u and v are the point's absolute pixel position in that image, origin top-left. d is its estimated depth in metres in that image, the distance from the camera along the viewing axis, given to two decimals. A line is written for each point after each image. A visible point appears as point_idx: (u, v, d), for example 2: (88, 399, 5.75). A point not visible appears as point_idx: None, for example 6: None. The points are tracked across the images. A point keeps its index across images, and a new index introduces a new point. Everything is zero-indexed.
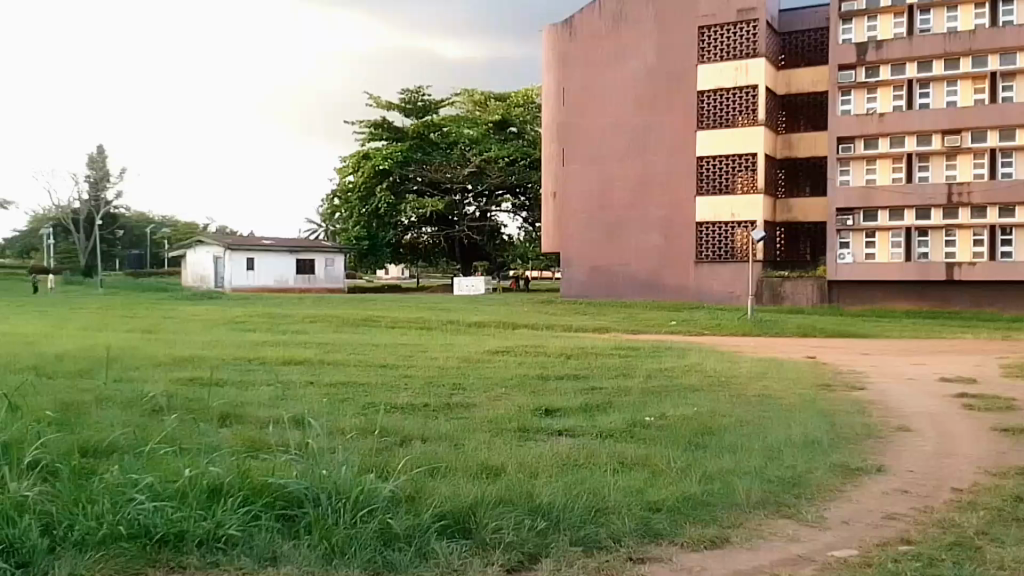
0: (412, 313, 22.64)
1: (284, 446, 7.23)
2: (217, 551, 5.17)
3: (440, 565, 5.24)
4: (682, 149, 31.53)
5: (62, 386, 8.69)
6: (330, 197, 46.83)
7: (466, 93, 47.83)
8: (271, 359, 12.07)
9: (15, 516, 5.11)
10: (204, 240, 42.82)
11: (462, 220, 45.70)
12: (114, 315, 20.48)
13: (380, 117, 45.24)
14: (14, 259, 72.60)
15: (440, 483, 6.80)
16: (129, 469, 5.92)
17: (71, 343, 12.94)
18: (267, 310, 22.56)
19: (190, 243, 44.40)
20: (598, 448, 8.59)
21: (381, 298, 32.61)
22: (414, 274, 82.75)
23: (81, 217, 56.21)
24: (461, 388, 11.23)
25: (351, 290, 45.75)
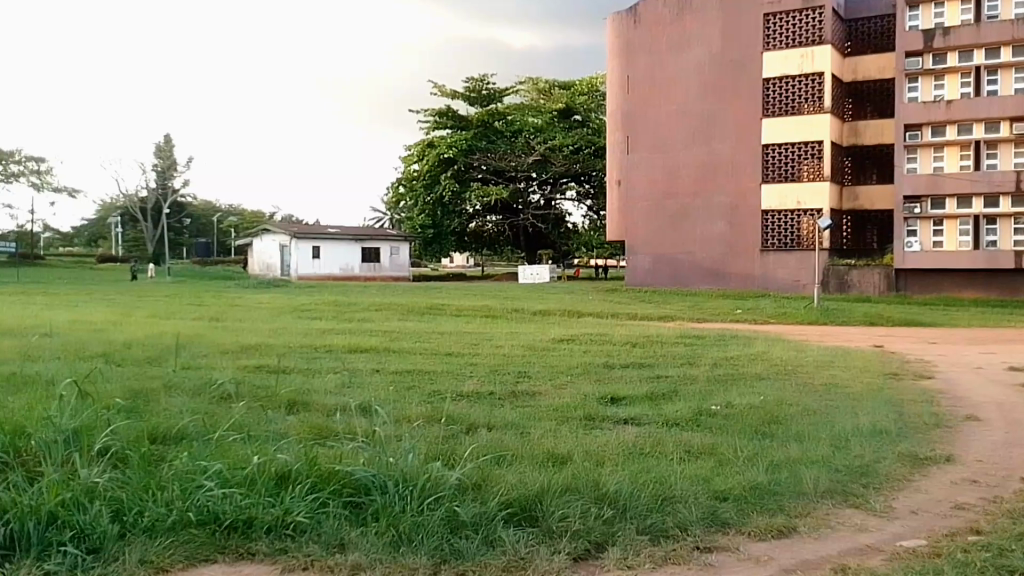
0: (477, 301, 22.64)
1: (351, 433, 7.18)
2: (285, 537, 5.16)
3: (506, 553, 5.09)
4: (749, 135, 30.65)
5: (134, 373, 8.89)
6: (395, 186, 47.12)
7: (531, 82, 47.75)
8: (337, 347, 12.15)
9: (86, 502, 5.14)
10: (271, 229, 43.60)
11: (528, 208, 45.63)
12: (186, 302, 20.95)
13: (444, 106, 45.31)
14: (85, 248, 75.27)
15: (506, 471, 6.64)
16: (199, 456, 5.95)
17: (143, 330, 13.21)
18: (333, 299, 22.75)
19: (257, 232, 45.33)
20: (665, 437, 8.33)
21: (444, 286, 32.73)
22: (480, 263, 83.19)
23: (149, 205, 57.87)
24: (527, 376, 11.10)
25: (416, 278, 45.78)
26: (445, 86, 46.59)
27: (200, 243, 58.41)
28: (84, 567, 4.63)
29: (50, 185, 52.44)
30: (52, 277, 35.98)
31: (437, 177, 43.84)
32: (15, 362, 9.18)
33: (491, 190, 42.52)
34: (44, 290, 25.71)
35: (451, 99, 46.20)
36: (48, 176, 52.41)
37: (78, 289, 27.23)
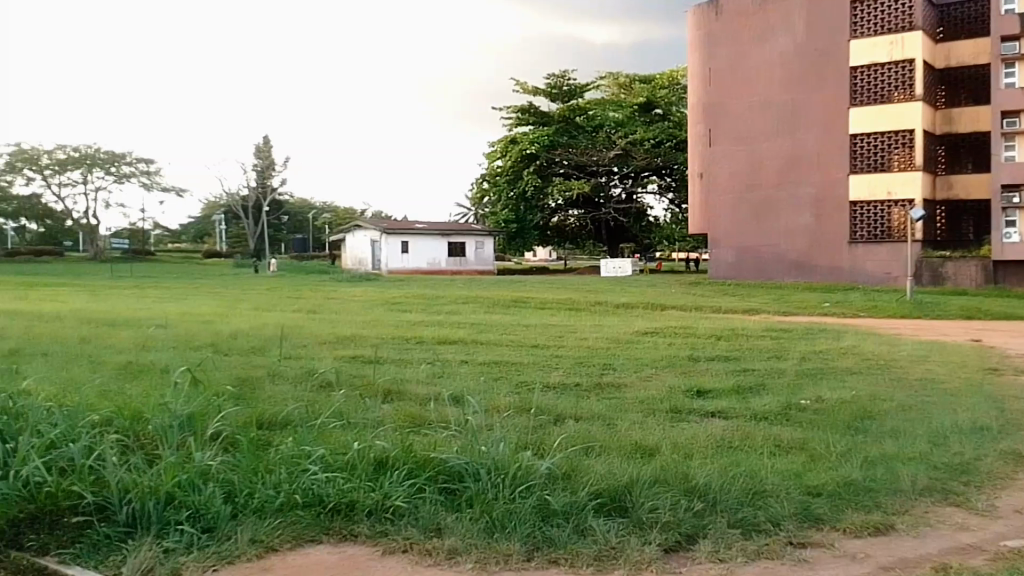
0: (561, 294, 22.67)
1: (444, 422, 7.35)
2: (386, 521, 5.33)
3: (598, 542, 5.13)
4: (835, 124, 29.69)
5: (240, 362, 9.29)
6: (480, 181, 47.75)
7: (611, 77, 47.57)
8: (427, 339, 12.41)
9: (201, 482, 5.34)
10: (363, 225, 44.62)
11: (609, 202, 45.58)
12: (284, 296, 21.70)
13: (527, 102, 45.52)
14: (188, 244, 78.90)
15: (596, 462, 6.69)
16: (302, 441, 6.20)
17: (245, 322, 13.80)
18: (422, 292, 23.26)
19: (349, 227, 46.42)
20: (754, 430, 8.20)
21: (527, 279, 32.89)
22: (561, 257, 83.26)
23: (250, 203, 60.01)
24: (612, 368, 11.11)
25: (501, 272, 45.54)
26: (527, 83, 46.71)
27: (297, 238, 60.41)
28: (200, 545, 4.82)
29: (159, 185, 55.12)
30: (156, 272, 37.84)
31: (520, 173, 44.13)
32: (132, 351, 9.73)
33: (573, 184, 42.71)
34: (154, 285, 27.06)
35: (533, 95, 46.34)
36: (157, 176, 55.00)
37: (182, 284, 28.53)
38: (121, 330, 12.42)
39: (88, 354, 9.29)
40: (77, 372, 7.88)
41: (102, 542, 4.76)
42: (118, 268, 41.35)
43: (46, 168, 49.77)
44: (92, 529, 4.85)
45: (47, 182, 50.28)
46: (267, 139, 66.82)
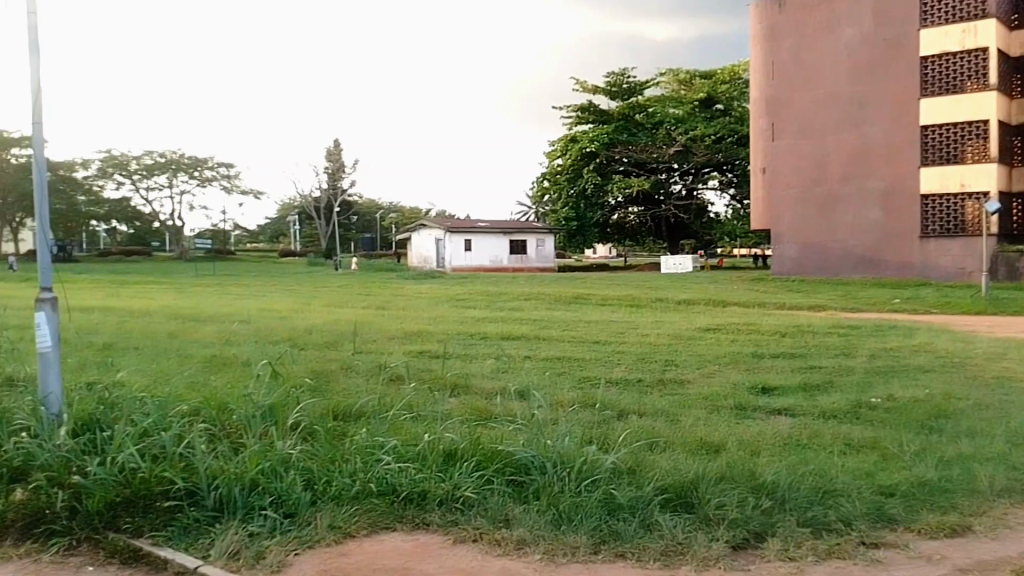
0: (623, 290, 22.67)
1: (511, 415, 7.49)
2: (457, 511, 5.49)
3: (665, 537, 5.17)
4: (904, 116, 28.87)
5: (315, 356, 9.62)
6: (540, 180, 47.86)
7: (671, 73, 47.17)
8: (491, 334, 12.60)
9: (282, 470, 5.58)
10: (427, 224, 45.42)
11: (669, 198, 45.20)
12: (353, 293, 22.24)
13: (586, 101, 45.48)
14: (265, 245, 81.47)
15: (661, 457, 6.74)
16: (375, 432, 6.41)
17: (318, 318, 14.25)
18: (486, 288, 23.52)
19: (414, 226, 47.21)
20: (823, 428, 8.13)
21: (588, 276, 32.90)
22: (620, 254, 82.76)
23: (321, 205, 61.35)
24: (675, 364, 11.09)
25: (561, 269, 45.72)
26: (586, 81, 46.63)
27: (364, 237, 61.46)
28: (282, 529, 5.05)
29: (240, 189, 56.76)
30: (229, 270, 39.11)
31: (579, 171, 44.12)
32: (215, 345, 10.16)
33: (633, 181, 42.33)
34: (232, 283, 28.04)
35: (592, 94, 46.25)
36: (237, 180, 56.59)
37: (256, 281, 29.48)
38: (204, 325, 12.96)
39: (175, 348, 9.73)
40: (166, 365, 8.30)
41: (192, 525, 5.02)
42: (200, 267, 42.91)
43: (135, 173, 51.76)
44: (183, 513, 5.11)
45: (136, 187, 52.25)
46: (335, 140, 68.01)
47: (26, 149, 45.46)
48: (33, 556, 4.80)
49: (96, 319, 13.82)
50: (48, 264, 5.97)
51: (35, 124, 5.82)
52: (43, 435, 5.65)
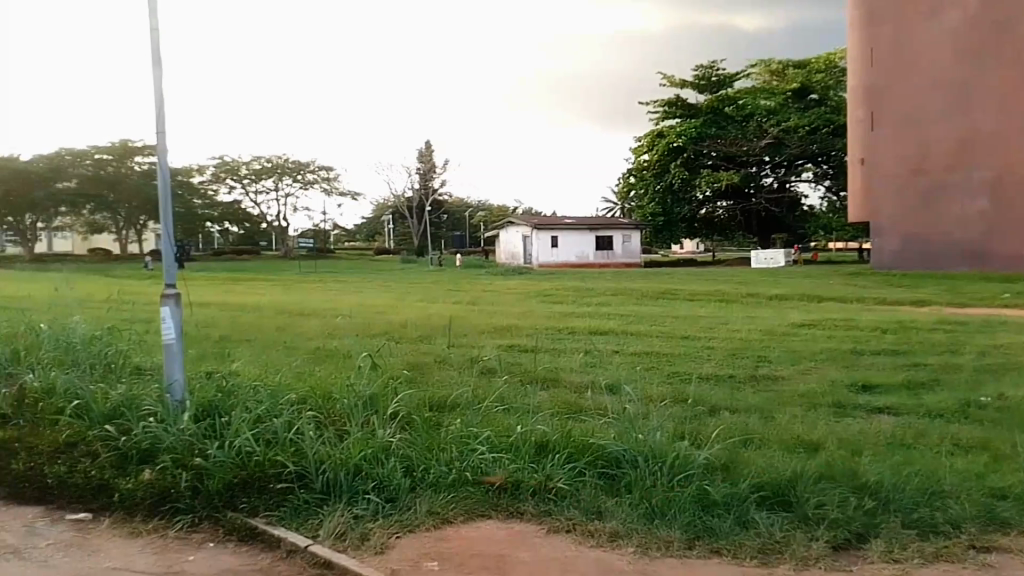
0: (714, 286, 22.24)
1: (601, 409, 7.54)
2: (550, 501, 5.57)
3: (762, 535, 5.14)
4: (1013, 103, 27.29)
5: (410, 349, 9.88)
6: (625, 176, 47.42)
7: (762, 64, 45.98)
8: (580, 329, 12.65)
9: (383, 457, 5.81)
10: (514, 221, 45.73)
11: (760, 191, 44.26)
12: (444, 289, 22.59)
13: (674, 95, 44.94)
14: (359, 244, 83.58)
15: (756, 454, 6.68)
16: (471, 423, 6.60)
17: (413, 313, 14.61)
18: (574, 284, 23.53)
19: (501, 223, 47.64)
20: (927, 428, 7.86)
21: (676, 272, 32.40)
22: (709, 249, 81.17)
23: (413, 205, 62.47)
24: (768, 360, 10.89)
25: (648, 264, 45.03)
26: (674, 76, 46.04)
27: (455, 234, 62.40)
28: (384, 513, 5.27)
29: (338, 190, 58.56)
30: (325, 268, 40.43)
31: (667, 166, 43.63)
32: (319, 338, 10.60)
33: (721, 175, 41.28)
34: (330, 280, 28.97)
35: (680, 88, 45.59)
36: (336, 182, 58.24)
37: (352, 278, 30.39)
38: (308, 320, 13.48)
39: (282, 341, 10.20)
40: (276, 356, 8.73)
41: (303, 506, 5.31)
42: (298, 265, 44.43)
43: (245, 178, 54.36)
44: (294, 494, 5.41)
45: (245, 190, 54.91)
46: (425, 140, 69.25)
47: (149, 158, 48.61)
48: (161, 532, 5.17)
49: (210, 314, 14.58)
50: (171, 262, 6.39)
51: (160, 134, 6.23)
52: (168, 419, 6.09)
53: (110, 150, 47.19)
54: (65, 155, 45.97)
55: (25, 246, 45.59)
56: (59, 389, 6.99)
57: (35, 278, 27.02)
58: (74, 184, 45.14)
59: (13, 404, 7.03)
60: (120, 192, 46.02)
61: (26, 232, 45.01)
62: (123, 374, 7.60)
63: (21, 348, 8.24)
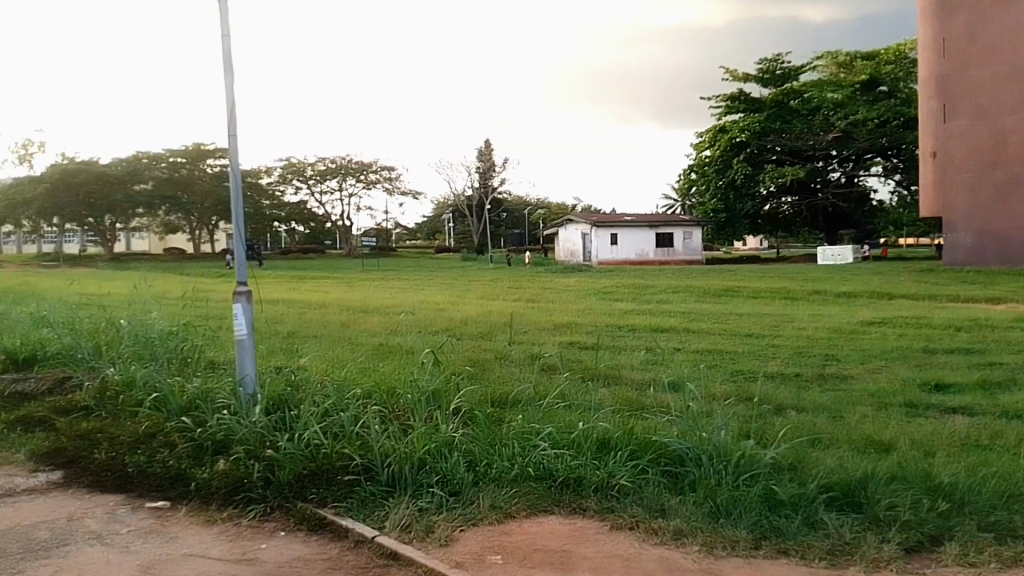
0: (779, 283, 21.81)
1: (664, 406, 7.49)
2: (613, 497, 5.56)
3: (830, 536, 5.04)
4: None
5: (471, 346, 9.96)
6: (686, 172, 46.84)
7: (829, 56, 44.85)
8: (640, 326, 12.57)
9: (447, 451, 5.90)
10: (573, 219, 45.66)
11: (827, 186, 43.00)
12: (505, 287, 22.64)
13: (736, 90, 44.24)
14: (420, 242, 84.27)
15: (824, 454, 6.55)
16: (533, 419, 6.62)
17: (473, 310, 14.72)
18: (634, 281, 23.36)
19: (560, 221, 47.62)
20: (1006, 429, 7.58)
21: (741, 270, 31.32)
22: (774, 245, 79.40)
23: (473, 203, 62.69)
24: (836, 359, 10.64)
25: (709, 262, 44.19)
26: (736, 70, 45.24)
27: (515, 232, 62.53)
28: (448, 507, 5.34)
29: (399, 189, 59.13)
30: (388, 266, 41.04)
31: (729, 162, 42.95)
32: (383, 335, 10.79)
33: (786, 170, 40.69)
34: (394, 279, 29.33)
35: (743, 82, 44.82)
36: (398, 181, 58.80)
37: (415, 276, 30.71)
38: (372, 316, 13.72)
39: (347, 337, 10.42)
40: (341, 352, 8.93)
41: (369, 498, 5.43)
42: (361, 262, 45.11)
43: (310, 179, 55.49)
44: (361, 486, 5.54)
45: (311, 190, 56.15)
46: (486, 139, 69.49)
47: (220, 160, 50.33)
48: (236, 520, 5.36)
49: (279, 311, 14.95)
50: (244, 260, 6.57)
51: (231, 137, 6.43)
52: (240, 412, 6.30)
53: (183, 153, 48.92)
54: (141, 158, 47.54)
55: (104, 245, 47.32)
56: (138, 381, 7.30)
57: (115, 276, 28.06)
58: (150, 186, 46.76)
59: (96, 396, 7.37)
60: (193, 193, 48.04)
61: (106, 232, 47.63)
62: (198, 368, 7.88)
63: (103, 342, 8.60)
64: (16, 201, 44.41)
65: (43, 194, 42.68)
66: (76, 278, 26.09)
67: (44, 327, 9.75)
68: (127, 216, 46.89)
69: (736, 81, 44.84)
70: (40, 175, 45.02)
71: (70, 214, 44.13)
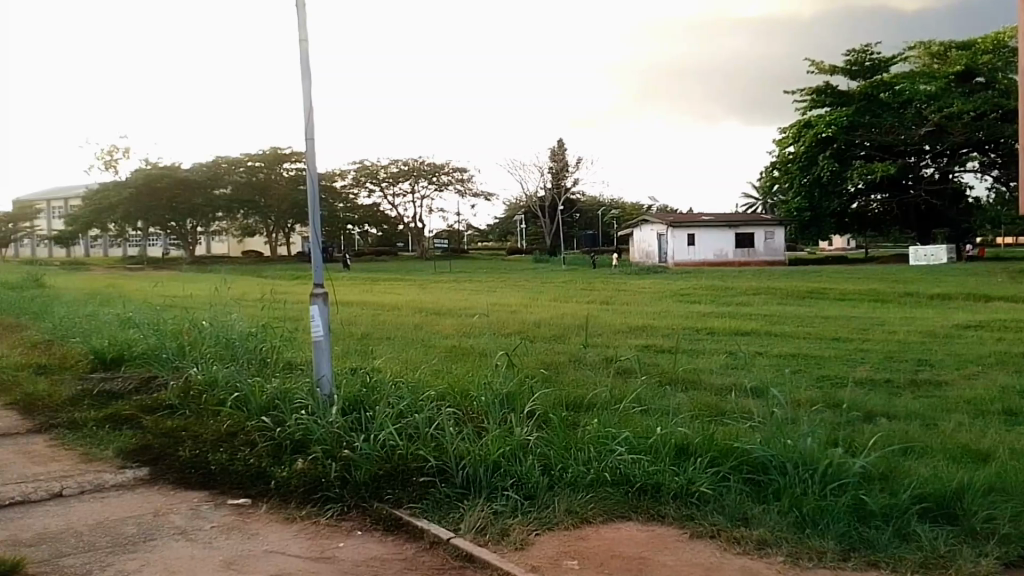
0: (866, 284, 21.04)
1: (745, 412, 7.24)
2: (692, 505, 5.37)
3: (923, 549, 4.74)
4: None
5: (545, 348, 9.88)
6: (767, 171, 45.70)
7: (922, 47, 43.18)
8: (719, 330, 12.26)
9: (521, 454, 5.82)
10: (650, 220, 45.13)
11: (919, 183, 41.41)
12: (577, 288, 22.50)
13: (822, 83, 42.85)
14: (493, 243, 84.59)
15: (917, 463, 6.19)
16: (608, 423, 6.48)
17: (548, 312, 14.68)
18: (711, 282, 22.84)
19: (637, 222, 47.19)
20: None
21: (824, 270, 30.58)
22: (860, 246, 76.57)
23: (546, 204, 62.56)
24: (928, 364, 10.12)
25: (794, 262, 43.13)
26: (823, 62, 43.85)
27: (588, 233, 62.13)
28: (523, 510, 5.26)
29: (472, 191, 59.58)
30: (460, 267, 41.36)
31: (814, 158, 41.57)
32: (456, 337, 10.80)
33: (876, 166, 38.94)
34: (467, 279, 29.52)
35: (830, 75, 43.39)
36: (471, 183, 59.25)
37: (487, 278, 30.87)
38: (445, 318, 13.79)
39: (420, 339, 10.47)
40: (414, 354, 8.96)
41: (444, 500, 5.41)
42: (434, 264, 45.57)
43: (384, 181, 56.45)
44: (436, 488, 5.52)
45: (385, 193, 57.13)
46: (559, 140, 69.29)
47: (296, 163, 51.17)
48: (314, 519, 5.40)
49: (356, 312, 15.21)
50: (321, 263, 6.63)
51: (308, 140, 6.51)
52: (319, 412, 6.39)
53: (261, 158, 50.02)
54: (221, 163, 49.21)
55: (187, 248, 49.22)
56: (220, 381, 7.50)
57: (198, 277, 29.08)
58: (229, 191, 48.27)
59: (180, 395, 7.59)
60: (270, 197, 49.34)
61: (188, 236, 49.72)
62: (276, 369, 8.04)
63: (185, 343, 8.86)
64: (104, 206, 47.06)
65: (127, 198, 45.38)
66: (162, 280, 27.18)
67: (131, 328, 10.14)
68: (208, 220, 48.71)
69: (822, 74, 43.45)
70: (124, 182, 48.00)
71: (154, 218, 46.42)
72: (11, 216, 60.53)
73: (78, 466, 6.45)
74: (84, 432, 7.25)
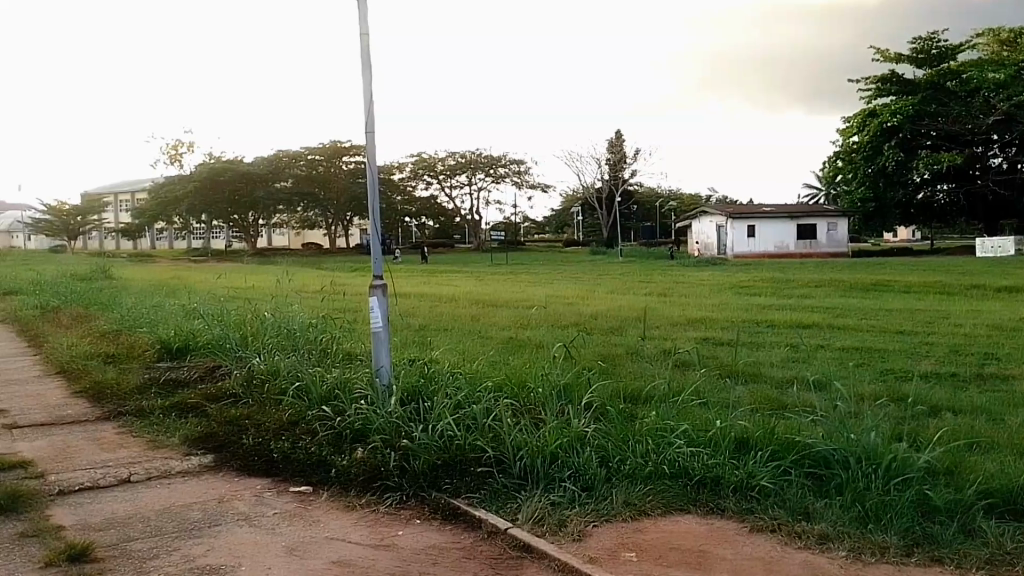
0: (932, 276, 20.47)
1: (807, 406, 7.12)
2: (752, 499, 5.30)
3: (989, 545, 4.61)
4: None
5: (601, 340, 9.87)
6: (832, 161, 44.12)
7: (990, 34, 41.88)
8: (780, 322, 12.06)
9: (578, 446, 5.83)
10: (708, 211, 44.62)
11: (987, 173, 40.40)
12: (634, 281, 22.36)
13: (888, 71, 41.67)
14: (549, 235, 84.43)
15: (983, 458, 6.02)
16: (666, 416, 6.43)
17: (604, 304, 14.63)
18: (771, 275, 22.50)
19: (694, 213, 46.72)
20: None
21: (889, 262, 29.91)
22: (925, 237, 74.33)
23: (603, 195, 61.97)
24: (997, 358, 9.81)
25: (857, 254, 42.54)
26: (887, 50, 42.68)
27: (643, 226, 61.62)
28: (580, 501, 5.26)
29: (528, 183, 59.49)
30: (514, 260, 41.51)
31: (879, 147, 39.81)
32: (514, 329, 10.85)
33: (942, 156, 37.71)
34: (523, 271, 29.61)
35: (895, 63, 42.20)
36: (526, 175, 59.23)
37: (542, 269, 30.90)
38: (503, 310, 13.83)
39: (478, 330, 10.57)
40: (472, 345, 9.06)
41: (501, 491, 5.44)
42: (489, 256, 45.78)
43: (441, 174, 56.74)
44: (493, 478, 5.57)
45: (442, 185, 57.44)
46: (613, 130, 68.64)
47: (354, 157, 51.50)
48: (374, 507, 5.49)
49: (417, 304, 15.39)
50: (380, 255, 6.72)
51: (368, 134, 6.59)
52: (377, 402, 6.49)
53: (321, 151, 50.17)
54: (282, 157, 49.65)
55: (249, 241, 50.43)
56: (282, 372, 7.69)
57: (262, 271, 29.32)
58: (290, 184, 48.83)
59: (242, 384, 7.77)
60: (330, 189, 49.76)
61: (250, 230, 50.91)
62: (336, 359, 8.18)
63: (248, 334, 9.08)
64: (170, 200, 48.36)
65: (191, 192, 46.47)
66: (228, 271, 27.73)
67: (197, 319, 10.40)
68: (269, 213, 49.67)
69: (886, 62, 42.33)
70: (189, 176, 49.21)
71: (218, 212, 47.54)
72: (82, 210, 62.62)
73: (146, 453, 6.65)
74: (151, 420, 7.47)
